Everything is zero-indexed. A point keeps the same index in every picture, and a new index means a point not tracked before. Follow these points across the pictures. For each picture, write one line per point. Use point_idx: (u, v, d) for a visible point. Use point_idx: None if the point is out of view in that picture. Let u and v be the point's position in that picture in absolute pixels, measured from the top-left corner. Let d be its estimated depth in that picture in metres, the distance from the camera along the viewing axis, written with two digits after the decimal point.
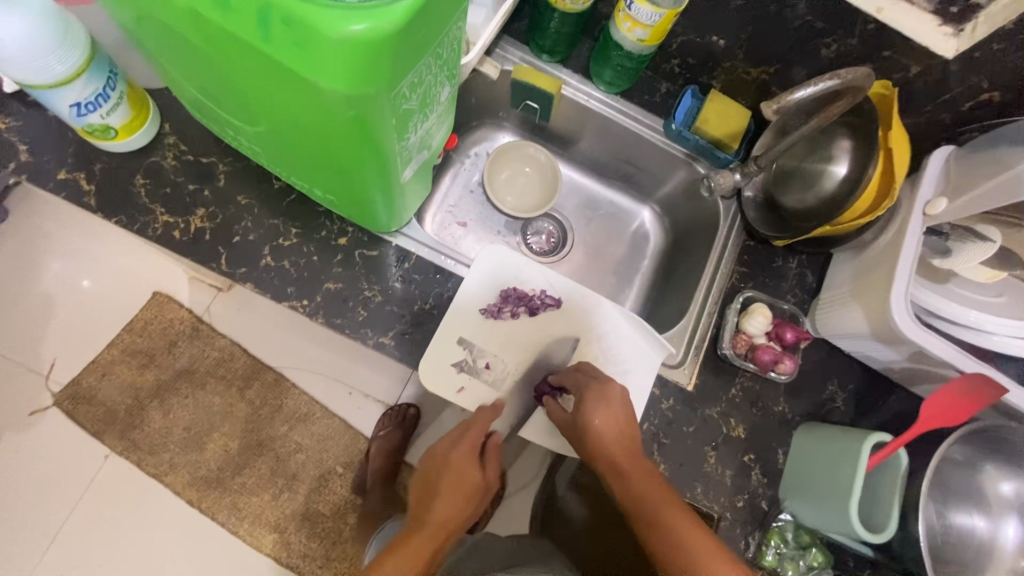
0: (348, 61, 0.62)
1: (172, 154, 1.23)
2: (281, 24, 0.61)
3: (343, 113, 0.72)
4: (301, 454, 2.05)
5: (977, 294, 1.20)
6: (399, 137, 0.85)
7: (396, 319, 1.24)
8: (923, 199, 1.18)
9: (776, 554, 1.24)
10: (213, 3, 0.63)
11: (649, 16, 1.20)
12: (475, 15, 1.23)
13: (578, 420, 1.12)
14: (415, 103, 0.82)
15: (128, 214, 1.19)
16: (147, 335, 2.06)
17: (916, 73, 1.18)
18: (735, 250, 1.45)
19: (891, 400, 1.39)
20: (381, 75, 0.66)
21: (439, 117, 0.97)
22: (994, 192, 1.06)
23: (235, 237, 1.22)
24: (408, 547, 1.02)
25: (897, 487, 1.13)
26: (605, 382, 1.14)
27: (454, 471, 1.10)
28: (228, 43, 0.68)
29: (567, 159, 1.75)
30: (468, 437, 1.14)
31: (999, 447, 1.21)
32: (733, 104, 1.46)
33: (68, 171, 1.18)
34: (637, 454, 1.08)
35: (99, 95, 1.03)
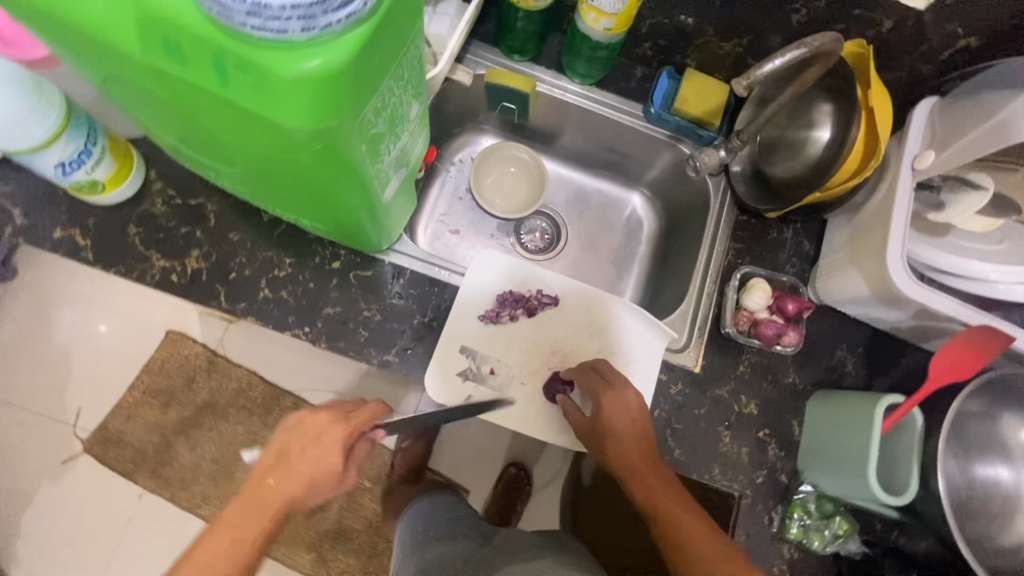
0: (305, 99, 0.63)
1: (161, 200, 1.25)
2: (236, 70, 0.62)
3: (310, 147, 0.73)
4: None
5: (976, 245, 1.19)
6: (371, 161, 0.86)
7: (398, 335, 1.26)
8: (911, 154, 1.16)
9: (801, 526, 1.23)
10: (168, 55, 0.64)
11: (612, 5, 1.19)
12: (439, 26, 1.23)
13: (597, 419, 1.13)
14: (383, 126, 0.82)
15: (127, 263, 1.22)
16: (167, 373, 1.90)
17: (889, 28, 1.17)
18: (729, 226, 1.45)
19: (903, 359, 1.37)
20: (342, 107, 0.67)
21: (411, 135, 0.98)
22: (981, 140, 1.03)
23: (232, 274, 1.24)
24: (245, 521, 1.05)
25: (914, 447, 1.12)
26: (623, 385, 1.14)
27: (303, 450, 1.13)
28: (190, 92, 0.69)
29: (552, 155, 1.75)
30: (352, 421, 1.20)
31: (1015, 396, 1.19)
32: (709, 81, 1.45)
33: (64, 228, 1.21)
34: (652, 453, 1.06)
35: (82, 153, 1.06)
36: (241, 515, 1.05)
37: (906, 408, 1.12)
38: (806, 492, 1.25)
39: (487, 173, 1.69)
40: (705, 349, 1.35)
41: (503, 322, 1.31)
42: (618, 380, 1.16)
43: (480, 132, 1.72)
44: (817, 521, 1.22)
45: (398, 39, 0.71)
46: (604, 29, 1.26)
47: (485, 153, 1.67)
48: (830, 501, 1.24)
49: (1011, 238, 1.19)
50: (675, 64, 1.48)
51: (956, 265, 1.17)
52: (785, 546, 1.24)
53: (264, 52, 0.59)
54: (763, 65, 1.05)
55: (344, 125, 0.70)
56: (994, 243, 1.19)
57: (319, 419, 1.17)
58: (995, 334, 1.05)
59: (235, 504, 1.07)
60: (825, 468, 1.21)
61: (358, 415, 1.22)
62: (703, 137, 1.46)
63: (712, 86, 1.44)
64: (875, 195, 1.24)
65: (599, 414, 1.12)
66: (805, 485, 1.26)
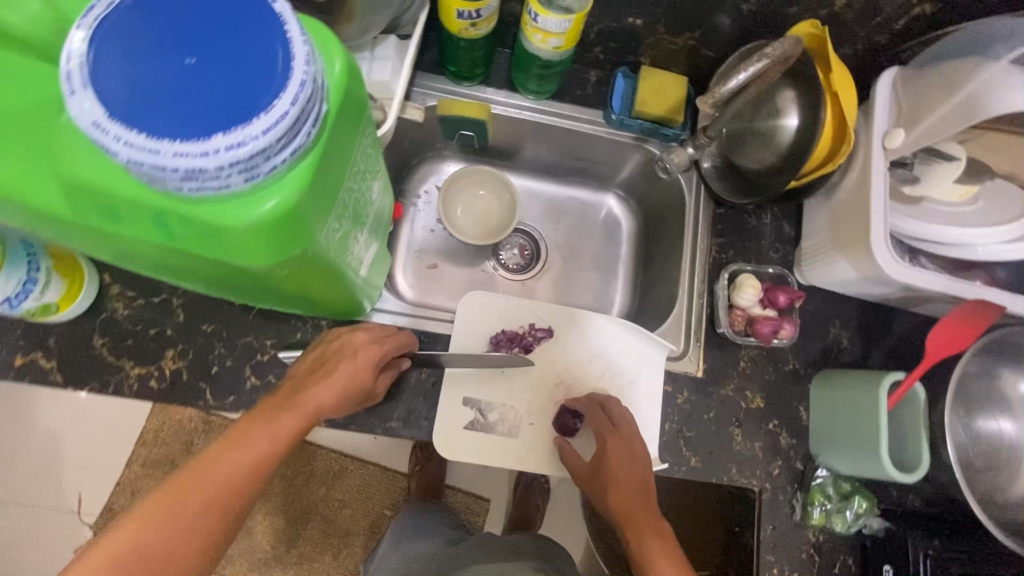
0: (261, 242, 0.58)
1: (122, 303, 1.18)
2: (180, 226, 0.56)
3: (276, 272, 0.68)
4: (345, 508, 2.25)
5: (955, 211, 1.19)
6: (340, 256, 0.82)
7: (397, 399, 1.21)
8: (880, 132, 1.15)
9: (823, 512, 1.24)
10: (103, 218, 0.58)
11: (558, 24, 1.13)
12: (380, 71, 1.14)
13: (600, 463, 1.15)
14: (347, 222, 0.78)
15: (99, 378, 1.15)
16: (162, 443, 2.08)
17: (843, 5, 1.13)
18: (707, 222, 1.43)
19: (895, 325, 1.39)
20: (303, 233, 0.62)
21: (374, 210, 0.93)
22: (948, 117, 1.03)
23: (213, 368, 1.18)
24: (278, 419, 0.91)
25: (921, 420, 1.14)
26: (628, 429, 1.17)
27: (331, 378, 0.99)
28: (135, 244, 0.64)
29: (517, 169, 1.69)
30: (381, 346, 1.08)
31: (1005, 350, 1.23)
32: (666, 75, 1.39)
33: (24, 354, 1.13)
34: (650, 504, 1.11)
35: (26, 282, 0.97)
36: (261, 422, 0.91)
37: (908, 385, 1.14)
38: (823, 477, 1.27)
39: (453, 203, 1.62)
40: (705, 351, 1.34)
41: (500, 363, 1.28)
42: (625, 427, 1.17)
43: (440, 159, 1.66)
44: (839, 503, 1.24)
45: (347, 143, 0.66)
46: (554, 48, 1.20)
47: (449, 182, 1.60)
48: (847, 480, 1.27)
49: (988, 198, 1.19)
50: (629, 65, 1.43)
51: (939, 235, 1.17)
52: (811, 531, 1.26)
53: (209, 206, 0.54)
54: (733, 75, 1.07)
55: (307, 246, 0.66)
56: (972, 206, 1.19)
57: (348, 355, 1.03)
58: (985, 310, 1.08)
59: (267, 403, 0.95)
60: (839, 453, 1.23)
61: (388, 342, 1.09)
62: (669, 135, 1.42)
63: (671, 81, 1.39)
64: (850, 175, 1.21)
65: (602, 459, 1.14)
66: (821, 470, 1.27)
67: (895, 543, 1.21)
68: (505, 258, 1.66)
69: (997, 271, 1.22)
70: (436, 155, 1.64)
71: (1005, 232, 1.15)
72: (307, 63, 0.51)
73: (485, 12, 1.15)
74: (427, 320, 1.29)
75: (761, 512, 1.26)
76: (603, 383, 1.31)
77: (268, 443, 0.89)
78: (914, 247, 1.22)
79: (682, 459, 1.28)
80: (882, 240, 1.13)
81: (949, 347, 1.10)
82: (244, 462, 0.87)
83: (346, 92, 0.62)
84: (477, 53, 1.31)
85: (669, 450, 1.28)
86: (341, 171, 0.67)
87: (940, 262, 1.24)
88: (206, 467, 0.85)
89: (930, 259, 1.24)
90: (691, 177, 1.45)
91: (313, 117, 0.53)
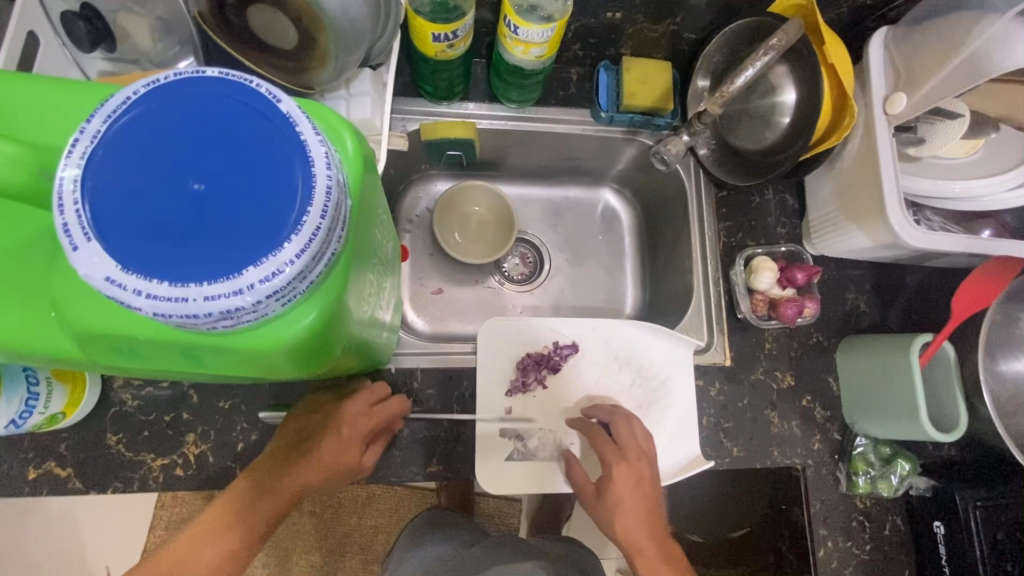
0: (301, 354, 0.55)
1: (130, 393, 1.12)
2: (213, 354, 0.53)
3: (312, 369, 0.65)
4: (382, 533, 2.23)
5: (962, 164, 1.18)
6: (366, 330, 0.79)
7: (433, 443, 1.17)
8: (880, 97, 1.13)
9: (868, 480, 1.25)
10: (128, 357, 0.55)
11: (541, 34, 1.07)
12: (361, 108, 1.06)
13: (608, 488, 1.11)
14: (369, 296, 0.75)
15: (121, 477, 1.09)
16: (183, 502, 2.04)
17: None
18: (712, 207, 1.40)
19: (910, 281, 1.39)
20: (334, 331, 0.59)
21: (387, 270, 0.90)
22: (954, 77, 1.01)
23: (239, 445, 1.13)
24: (256, 508, 0.95)
25: (954, 378, 1.16)
26: (637, 456, 1.14)
27: (320, 460, 1.00)
28: (162, 370, 0.60)
29: (507, 176, 1.63)
30: (372, 417, 1.07)
31: None
32: (650, 63, 1.32)
33: (36, 466, 1.07)
34: (660, 533, 1.08)
35: (29, 397, 0.92)
36: (237, 511, 0.94)
37: (936, 346, 1.16)
38: (864, 443, 1.27)
39: (451, 224, 1.58)
40: (730, 338, 1.33)
41: (530, 387, 1.26)
42: (634, 449, 1.15)
43: (426, 177, 1.59)
44: (882, 468, 1.25)
45: (362, 226, 0.63)
46: (536, 58, 1.15)
47: (444, 202, 1.54)
48: (885, 443, 1.28)
49: (994, 147, 1.17)
50: (610, 57, 1.37)
51: (948, 190, 1.15)
52: (859, 499, 1.27)
53: (239, 332, 0.50)
54: (744, 70, 1.11)
55: (337, 340, 0.62)
56: (977, 157, 1.17)
57: (336, 436, 1.03)
58: (1009, 266, 1.18)
59: (242, 481, 0.97)
60: (877, 422, 1.23)
61: (378, 413, 1.08)
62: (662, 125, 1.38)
63: (658, 71, 1.32)
64: (856, 145, 1.18)
65: (609, 482, 1.11)
66: (860, 438, 1.28)
67: (940, 497, 1.23)
68: (508, 269, 1.61)
69: (1008, 217, 1.22)
70: (422, 175, 1.58)
71: (1014, 178, 1.14)
72: (329, 167, 0.47)
73: (462, 31, 1.09)
74: (449, 356, 1.26)
75: (808, 489, 1.27)
76: (634, 389, 1.30)
77: (245, 533, 0.93)
78: (925, 205, 1.21)
79: (724, 451, 1.27)
80: (898, 209, 1.11)
81: (977, 302, 1.19)
82: (217, 548, 0.91)
83: (359, 178, 0.58)
84: (455, 72, 1.25)
85: (711, 445, 1.27)
86: (359, 255, 0.64)
87: (951, 216, 1.22)
88: (180, 550, 0.90)
89: (942, 215, 1.22)
90: (688, 164, 1.42)
91: (340, 221, 0.49)
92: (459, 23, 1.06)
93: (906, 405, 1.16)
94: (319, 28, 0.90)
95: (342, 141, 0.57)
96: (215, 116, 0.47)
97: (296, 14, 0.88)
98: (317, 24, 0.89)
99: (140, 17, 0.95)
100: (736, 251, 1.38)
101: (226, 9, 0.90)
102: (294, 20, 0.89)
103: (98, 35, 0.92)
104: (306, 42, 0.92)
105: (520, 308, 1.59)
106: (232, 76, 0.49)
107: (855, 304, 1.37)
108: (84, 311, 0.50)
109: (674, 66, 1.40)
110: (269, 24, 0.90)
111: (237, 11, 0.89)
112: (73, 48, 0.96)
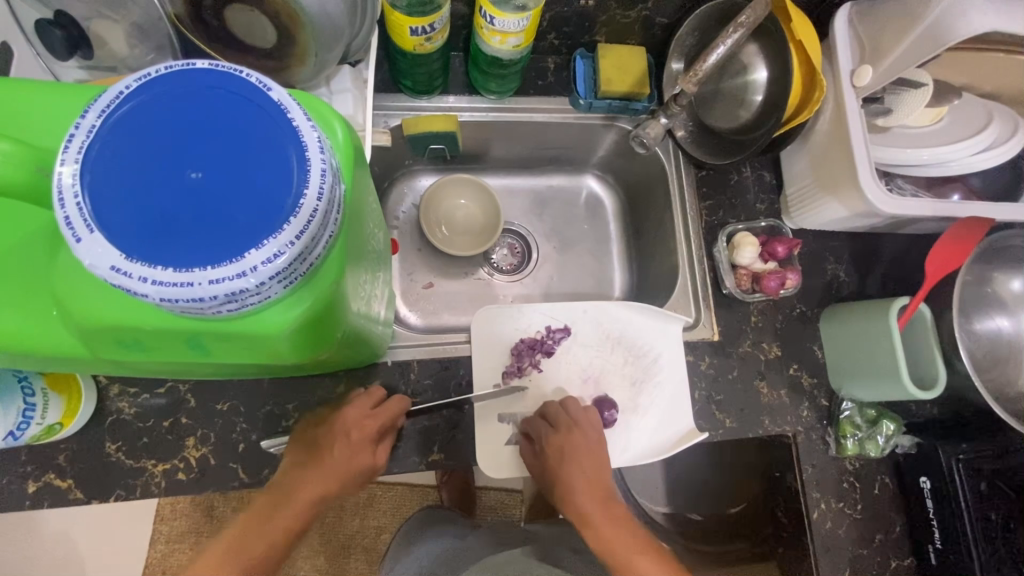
0: (303, 336, 0.57)
1: (127, 401, 1.12)
2: (218, 340, 0.54)
3: (314, 355, 0.67)
4: (385, 532, 2.23)
5: (927, 131, 1.22)
6: (362, 318, 0.81)
7: (433, 431, 1.18)
8: (847, 70, 1.17)
9: (856, 441, 1.29)
10: (131, 348, 0.56)
11: (516, 23, 1.09)
12: (342, 105, 1.07)
13: (546, 460, 1.16)
14: (363, 285, 0.76)
15: (123, 484, 1.09)
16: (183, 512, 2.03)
17: None
18: (692, 187, 1.43)
19: (886, 249, 1.44)
20: (333, 318, 0.60)
21: (379, 260, 0.91)
22: (916, 49, 1.05)
23: (240, 444, 1.13)
24: (275, 517, 0.97)
25: (930, 337, 1.21)
26: (582, 430, 1.18)
27: (332, 470, 1.04)
28: (164, 359, 0.61)
29: (490, 167, 1.65)
30: (376, 418, 1.08)
31: (997, 254, 1.28)
32: (625, 49, 1.35)
33: (36, 479, 1.06)
34: (605, 499, 1.15)
35: (25, 409, 0.92)
36: (256, 524, 0.97)
37: (913, 308, 1.20)
38: (850, 409, 1.31)
39: (437, 218, 1.59)
40: (716, 312, 1.36)
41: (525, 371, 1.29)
42: (578, 422, 1.20)
43: (409, 173, 1.60)
44: (869, 429, 1.30)
45: (354, 214, 0.64)
46: (513, 47, 1.16)
47: (429, 197, 1.56)
48: (870, 404, 1.32)
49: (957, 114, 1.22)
50: (585, 46, 1.40)
51: (918, 157, 1.19)
52: (848, 461, 1.31)
53: (242, 318, 0.51)
54: (713, 51, 1.14)
55: (336, 326, 0.64)
56: (940, 124, 1.22)
57: (344, 442, 1.06)
58: (974, 229, 1.21)
59: (262, 498, 1.00)
60: (860, 385, 1.27)
61: (379, 415, 1.08)
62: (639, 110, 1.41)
63: (632, 58, 1.35)
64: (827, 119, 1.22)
65: (549, 455, 1.16)
66: (846, 403, 1.32)
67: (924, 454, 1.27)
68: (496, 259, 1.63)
69: (975, 180, 1.27)
70: (405, 171, 1.59)
71: (979, 142, 1.17)
72: (321, 152, 0.49)
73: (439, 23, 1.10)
74: (443, 346, 1.27)
75: (800, 455, 1.30)
76: (626, 366, 1.33)
77: (267, 547, 0.95)
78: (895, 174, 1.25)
79: (717, 423, 1.30)
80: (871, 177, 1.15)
81: (954, 259, 1.21)
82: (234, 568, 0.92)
83: (351, 166, 0.60)
84: (434, 66, 1.26)
85: (704, 418, 1.29)
86: (353, 243, 0.65)
87: (920, 182, 1.27)
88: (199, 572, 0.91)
89: (912, 181, 1.26)
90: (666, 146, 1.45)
91: (335, 204, 0.51)
92: (437, 16, 1.07)
93: (887, 366, 1.20)
94: (297, 25, 0.90)
95: (333, 128, 0.59)
96: (209, 105, 0.49)
97: (272, 12, 0.88)
98: (295, 22, 0.89)
99: (114, 23, 0.95)
100: (717, 228, 1.41)
101: (204, 10, 0.90)
102: (272, 19, 0.89)
103: (74, 42, 0.92)
104: (284, 41, 0.92)
105: (510, 297, 1.61)
106: (220, 68, 0.50)
107: (834, 273, 1.41)
108: (80, 308, 0.51)
109: (649, 51, 1.43)
110: (247, 23, 0.90)
111: (214, 12, 0.90)
112: (48, 57, 0.96)
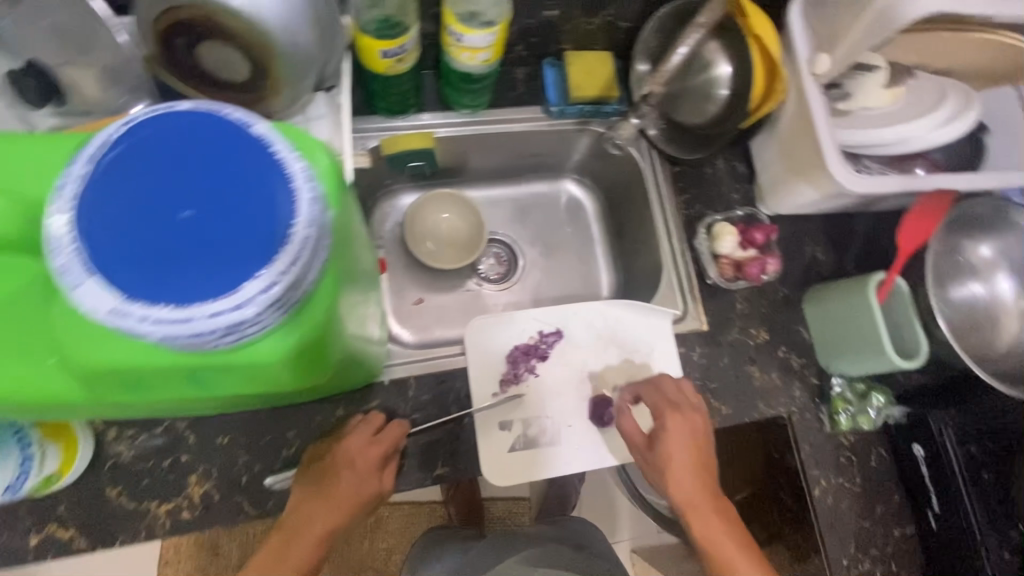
0: (294, 364, 0.57)
1: (126, 444, 1.11)
2: (214, 373, 0.55)
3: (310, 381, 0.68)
4: (395, 554, 2.22)
5: (888, 111, 1.26)
6: (357, 337, 0.81)
7: (433, 445, 1.19)
8: (805, 59, 1.21)
9: (849, 416, 1.33)
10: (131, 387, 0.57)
11: (484, 39, 1.12)
12: (319, 130, 1.07)
13: (660, 434, 1.17)
14: (356, 302, 0.77)
15: (128, 528, 1.07)
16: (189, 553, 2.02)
17: None
18: (668, 182, 1.47)
19: (856, 227, 1.48)
20: (328, 342, 0.61)
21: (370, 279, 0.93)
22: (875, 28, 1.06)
23: (243, 478, 1.12)
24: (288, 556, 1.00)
25: (910, 308, 1.25)
26: (686, 412, 1.18)
27: (342, 502, 1.05)
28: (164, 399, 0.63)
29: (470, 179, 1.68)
30: (378, 446, 1.09)
31: (965, 224, 1.33)
32: (591, 58, 1.41)
33: (38, 531, 1.05)
34: (703, 474, 1.16)
35: (21, 464, 0.95)
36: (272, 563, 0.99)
37: (889, 283, 1.24)
38: (840, 382, 1.35)
39: (424, 235, 1.60)
40: (704, 303, 1.39)
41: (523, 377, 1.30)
42: (688, 408, 1.20)
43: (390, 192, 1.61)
44: (859, 403, 1.34)
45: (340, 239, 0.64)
46: (483, 62, 1.19)
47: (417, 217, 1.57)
48: (860, 379, 1.36)
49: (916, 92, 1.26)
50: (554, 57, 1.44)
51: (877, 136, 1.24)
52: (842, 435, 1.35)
53: (239, 350, 0.53)
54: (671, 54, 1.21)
55: (332, 350, 0.64)
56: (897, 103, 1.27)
57: (352, 472, 1.06)
58: (936, 203, 1.26)
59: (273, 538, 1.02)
60: (849, 361, 1.30)
61: (382, 442, 1.09)
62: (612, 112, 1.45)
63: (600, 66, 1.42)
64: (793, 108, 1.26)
65: (662, 432, 1.16)
66: (835, 379, 1.36)
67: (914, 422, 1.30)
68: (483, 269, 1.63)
69: (938, 154, 1.31)
70: (387, 191, 1.60)
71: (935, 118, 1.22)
72: (308, 177, 0.52)
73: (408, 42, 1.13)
74: (439, 360, 1.29)
75: (796, 434, 1.34)
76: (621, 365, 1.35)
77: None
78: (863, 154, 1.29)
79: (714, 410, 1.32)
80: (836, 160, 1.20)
81: (922, 234, 1.26)
82: None
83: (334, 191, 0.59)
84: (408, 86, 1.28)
85: None
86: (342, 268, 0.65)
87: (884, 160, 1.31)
88: None
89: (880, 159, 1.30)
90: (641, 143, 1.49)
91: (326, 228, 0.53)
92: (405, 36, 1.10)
93: (872, 340, 1.24)
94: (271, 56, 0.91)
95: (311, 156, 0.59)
96: (196, 144, 0.52)
97: (244, 46, 0.89)
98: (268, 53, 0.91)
99: (85, 68, 0.94)
100: (698, 221, 1.44)
101: (176, 48, 0.91)
102: (245, 52, 0.90)
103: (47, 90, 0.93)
104: (259, 72, 0.93)
105: (500, 305, 1.62)
106: (199, 107, 0.53)
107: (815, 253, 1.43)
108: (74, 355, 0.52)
109: (618, 57, 1.47)
110: (221, 58, 0.91)
111: (187, 49, 0.91)
112: (22, 107, 0.96)
